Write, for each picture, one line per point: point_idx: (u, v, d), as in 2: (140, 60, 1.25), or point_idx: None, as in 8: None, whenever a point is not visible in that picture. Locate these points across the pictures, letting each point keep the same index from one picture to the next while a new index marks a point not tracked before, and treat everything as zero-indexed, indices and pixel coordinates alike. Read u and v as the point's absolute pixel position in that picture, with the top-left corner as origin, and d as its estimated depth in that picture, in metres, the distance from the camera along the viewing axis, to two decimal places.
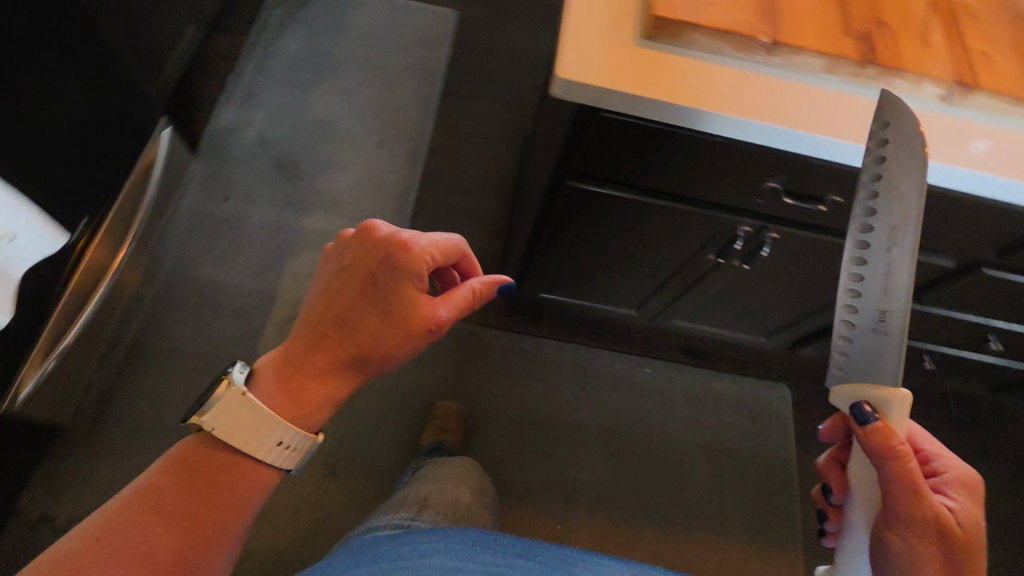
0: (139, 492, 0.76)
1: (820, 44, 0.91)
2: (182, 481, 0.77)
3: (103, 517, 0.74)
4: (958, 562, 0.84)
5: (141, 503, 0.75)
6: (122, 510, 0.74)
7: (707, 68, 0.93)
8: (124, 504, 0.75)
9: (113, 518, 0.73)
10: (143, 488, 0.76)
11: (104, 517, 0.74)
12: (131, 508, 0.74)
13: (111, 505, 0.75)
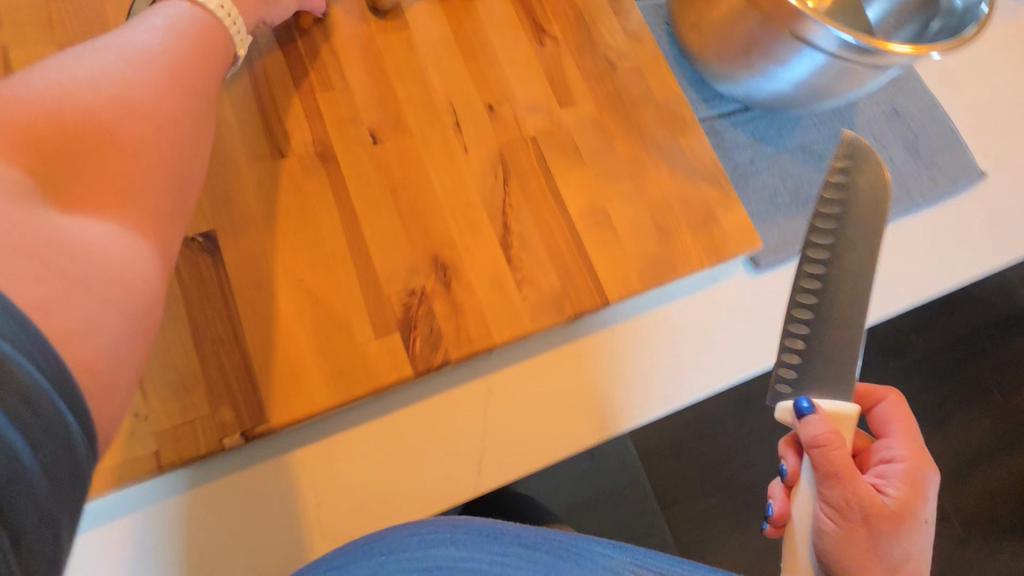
0: (191, 54, 0.43)
1: (349, 336, 0.50)
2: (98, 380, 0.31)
3: (171, 41, 0.42)
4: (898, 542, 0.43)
5: (200, 49, 0.44)
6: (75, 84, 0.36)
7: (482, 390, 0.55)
8: (177, 23, 0.43)
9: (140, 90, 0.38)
10: (182, 32, 0.43)
11: (141, 70, 0.39)
12: (157, 77, 0.39)
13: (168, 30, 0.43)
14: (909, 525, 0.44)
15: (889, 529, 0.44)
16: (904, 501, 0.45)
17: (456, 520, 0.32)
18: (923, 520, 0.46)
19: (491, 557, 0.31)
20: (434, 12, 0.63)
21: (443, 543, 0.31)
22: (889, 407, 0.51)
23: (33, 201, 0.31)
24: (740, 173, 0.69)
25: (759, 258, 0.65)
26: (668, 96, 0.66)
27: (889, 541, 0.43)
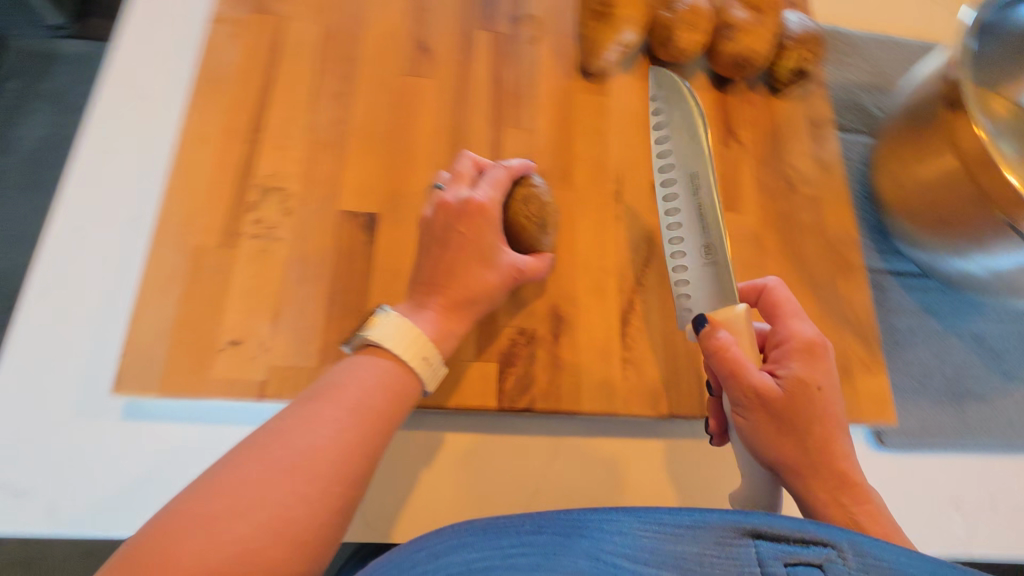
0: (369, 425, 0.42)
1: (453, 348, 0.53)
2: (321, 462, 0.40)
3: (348, 413, 0.41)
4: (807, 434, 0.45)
5: (383, 407, 0.43)
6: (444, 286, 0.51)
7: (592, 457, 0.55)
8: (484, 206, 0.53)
9: (308, 471, 0.38)
10: (362, 395, 0.43)
11: (322, 446, 0.39)
12: (340, 450, 0.39)
13: (349, 393, 0.43)
14: (805, 398, 0.45)
15: (788, 409, 0.45)
16: (804, 376, 0.46)
17: (461, 530, 0.39)
18: (821, 389, 0.46)
19: (500, 548, 0.36)
20: (635, 86, 0.66)
21: (453, 551, 0.37)
22: (774, 293, 0.51)
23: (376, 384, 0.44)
24: (893, 339, 0.64)
25: (886, 435, 0.59)
26: (840, 235, 0.64)
27: (798, 421, 0.45)
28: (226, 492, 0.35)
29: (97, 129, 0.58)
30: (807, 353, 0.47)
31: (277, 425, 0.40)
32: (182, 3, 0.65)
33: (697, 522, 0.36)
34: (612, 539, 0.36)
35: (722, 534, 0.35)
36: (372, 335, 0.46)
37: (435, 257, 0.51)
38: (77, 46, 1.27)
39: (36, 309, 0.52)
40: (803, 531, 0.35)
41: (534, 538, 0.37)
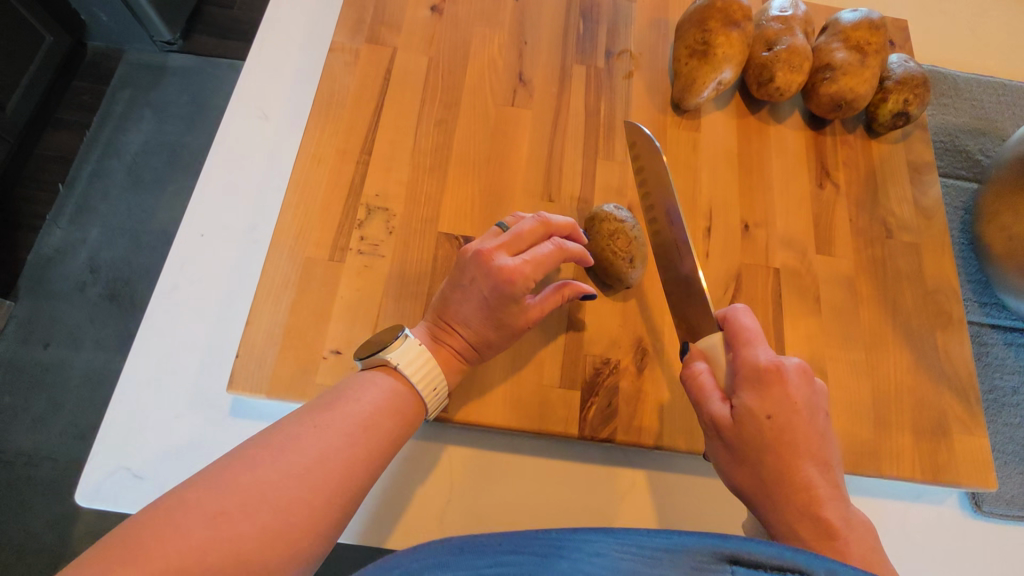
0: (378, 446, 0.41)
1: (539, 373, 0.54)
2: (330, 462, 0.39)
3: (356, 430, 0.40)
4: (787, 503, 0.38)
5: (392, 428, 0.43)
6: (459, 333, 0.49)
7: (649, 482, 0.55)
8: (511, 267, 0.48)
9: (316, 482, 0.37)
10: (373, 409, 0.42)
11: (333, 461, 0.38)
12: (345, 467, 0.39)
13: (360, 411, 0.42)
14: (750, 441, 0.40)
15: (743, 443, 0.40)
16: (754, 406, 0.40)
17: (432, 547, 0.27)
18: (770, 418, 0.39)
19: (477, 572, 0.25)
20: (728, 123, 0.66)
21: (425, 573, 0.25)
22: (732, 319, 0.43)
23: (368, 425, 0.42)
24: (996, 397, 0.62)
25: (983, 500, 0.56)
26: (939, 284, 0.61)
27: (753, 458, 0.40)
28: (242, 492, 0.35)
29: (223, 145, 0.64)
30: (782, 406, 0.39)
31: (284, 436, 0.38)
32: (300, 31, 0.70)
33: (673, 544, 0.27)
34: (589, 559, 0.26)
35: (697, 558, 0.26)
36: (391, 358, 0.45)
37: (460, 303, 0.49)
38: (183, 60, 1.38)
39: (164, 308, 0.58)
40: (779, 556, 0.26)
41: (516, 559, 0.26)
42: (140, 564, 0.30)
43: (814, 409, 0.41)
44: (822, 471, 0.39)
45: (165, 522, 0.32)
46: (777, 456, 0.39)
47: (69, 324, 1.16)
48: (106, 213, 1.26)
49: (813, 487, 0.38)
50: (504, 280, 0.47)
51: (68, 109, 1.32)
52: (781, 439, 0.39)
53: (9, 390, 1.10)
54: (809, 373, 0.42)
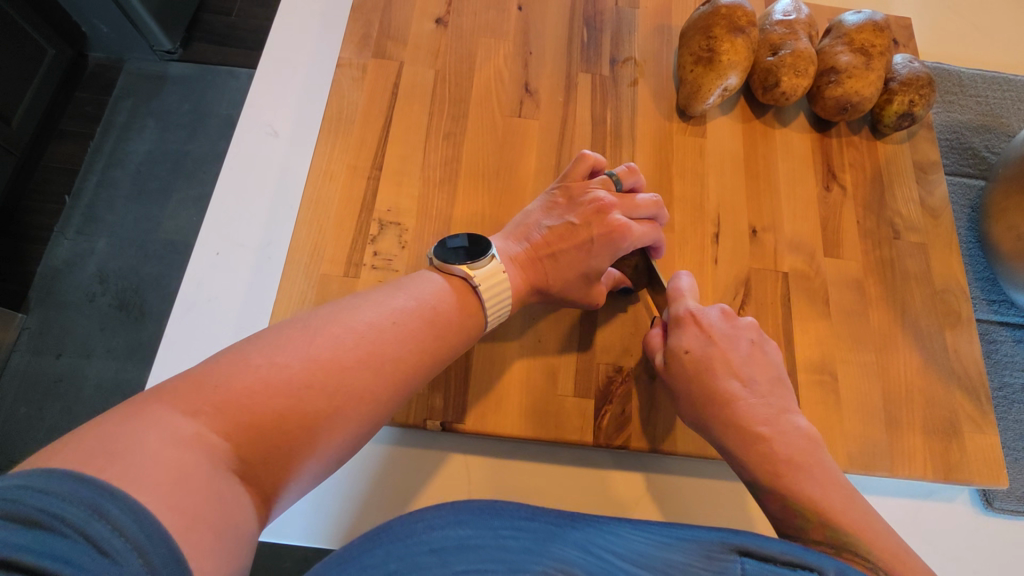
0: (440, 349, 0.43)
1: (554, 379, 0.55)
2: (399, 341, 0.40)
3: (424, 329, 0.42)
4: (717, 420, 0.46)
5: (455, 335, 0.44)
6: (564, 282, 0.52)
7: (658, 478, 0.56)
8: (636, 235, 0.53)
9: (387, 374, 0.39)
10: (442, 316, 0.44)
11: (402, 356, 0.40)
12: (407, 366, 0.40)
13: (422, 309, 0.43)
14: (681, 371, 0.48)
15: (676, 377, 0.48)
16: (675, 344, 0.49)
17: (456, 507, 0.32)
18: (688, 351, 0.48)
19: (495, 531, 0.30)
20: (734, 127, 0.67)
21: (449, 526, 0.30)
22: (670, 282, 0.53)
23: (447, 332, 0.44)
24: (1007, 394, 0.63)
25: (994, 497, 0.57)
26: (947, 283, 0.62)
27: (685, 391, 0.48)
28: (324, 365, 0.36)
29: (235, 163, 0.65)
30: (699, 337, 0.49)
31: (361, 320, 0.39)
32: (307, 46, 0.71)
33: (687, 534, 0.33)
34: (605, 538, 0.32)
35: (709, 547, 0.31)
36: (473, 276, 0.46)
37: (560, 239, 0.52)
38: (182, 69, 1.38)
39: (182, 328, 0.59)
40: (789, 552, 0.31)
41: (528, 524, 0.32)
42: (223, 412, 0.32)
43: (735, 340, 0.49)
44: (746, 387, 0.47)
45: (243, 374, 0.33)
46: (700, 381, 0.47)
47: (80, 334, 1.17)
48: (113, 223, 1.27)
49: (735, 399, 0.46)
50: (617, 233, 0.52)
51: (71, 120, 1.33)
52: (701, 367, 0.47)
53: (23, 401, 1.12)
54: (730, 315, 0.50)
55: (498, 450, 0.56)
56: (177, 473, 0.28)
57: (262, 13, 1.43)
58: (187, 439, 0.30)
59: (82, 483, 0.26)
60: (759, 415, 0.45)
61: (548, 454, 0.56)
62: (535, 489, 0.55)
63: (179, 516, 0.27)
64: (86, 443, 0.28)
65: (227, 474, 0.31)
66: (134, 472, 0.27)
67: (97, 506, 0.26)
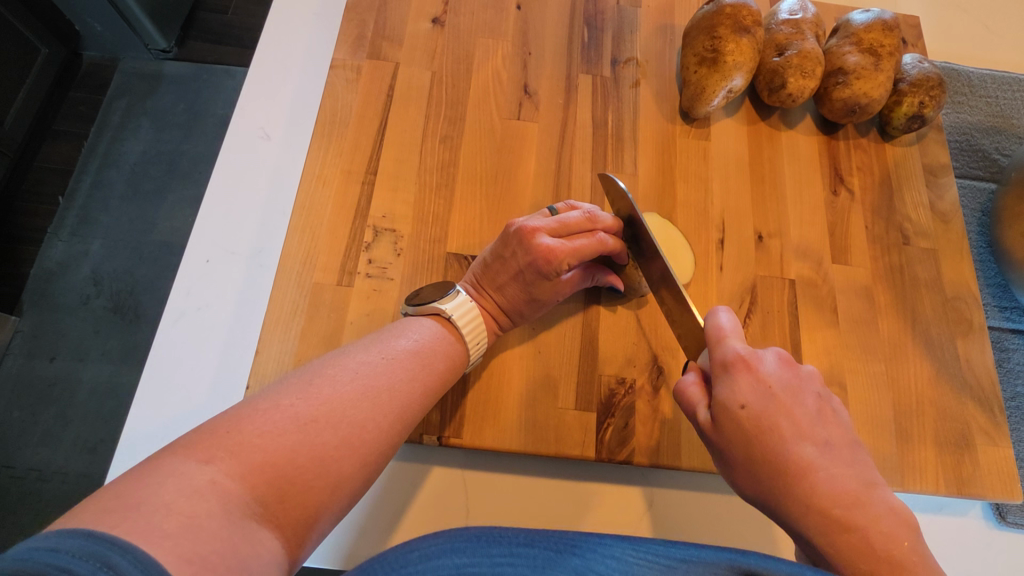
0: (432, 382, 0.43)
1: (555, 391, 0.54)
2: (396, 372, 0.40)
3: (414, 366, 0.42)
4: (794, 501, 0.35)
5: (443, 369, 0.45)
6: (520, 310, 0.52)
7: (666, 493, 0.54)
8: (557, 252, 0.48)
9: (387, 406, 0.38)
10: (427, 347, 0.44)
11: (399, 388, 0.39)
12: (407, 396, 0.40)
13: (412, 344, 0.44)
14: (736, 436, 0.38)
15: (730, 440, 0.38)
16: (726, 400, 0.39)
17: (452, 533, 0.30)
18: (745, 408, 0.38)
19: (492, 558, 0.29)
20: (739, 129, 0.65)
21: (444, 553, 0.29)
22: (709, 318, 0.43)
23: (436, 368, 0.44)
24: (1019, 404, 0.61)
25: (1007, 511, 0.56)
26: (958, 291, 0.60)
27: (744, 455, 0.38)
28: (328, 402, 0.35)
29: (225, 166, 0.63)
30: (754, 390, 0.38)
31: (355, 361, 0.40)
32: (301, 47, 0.69)
33: (690, 554, 0.30)
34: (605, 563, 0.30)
35: (712, 568, 0.29)
36: (445, 309, 0.47)
37: (495, 271, 0.51)
38: (177, 68, 1.36)
39: (171, 338, 0.57)
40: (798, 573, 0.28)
41: (526, 551, 0.30)
42: (241, 453, 0.30)
43: (798, 392, 0.39)
44: (822, 451, 0.36)
45: (254, 418, 0.32)
46: (762, 445, 0.37)
47: (74, 337, 1.15)
48: (108, 224, 1.25)
49: (811, 470, 0.35)
50: (541, 261, 0.48)
51: (65, 121, 1.31)
52: (762, 427, 0.37)
53: (17, 405, 1.10)
54: (788, 359, 0.40)
55: (499, 465, 0.54)
56: (191, 524, 0.26)
57: (257, 11, 1.41)
58: (203, 488, 0.27)
59: (91, 539, 0.23)
60: (845, 492, 0.35)
61: (551, 468, 0.54)
62: (537, 505, 0.53)
63: (188, 565, 0.24)
64: (102, 501, 0.25)
65: (246, 519, 0.28)
66: (146, 525, 0.25)
67: (106, 558, 0.22)
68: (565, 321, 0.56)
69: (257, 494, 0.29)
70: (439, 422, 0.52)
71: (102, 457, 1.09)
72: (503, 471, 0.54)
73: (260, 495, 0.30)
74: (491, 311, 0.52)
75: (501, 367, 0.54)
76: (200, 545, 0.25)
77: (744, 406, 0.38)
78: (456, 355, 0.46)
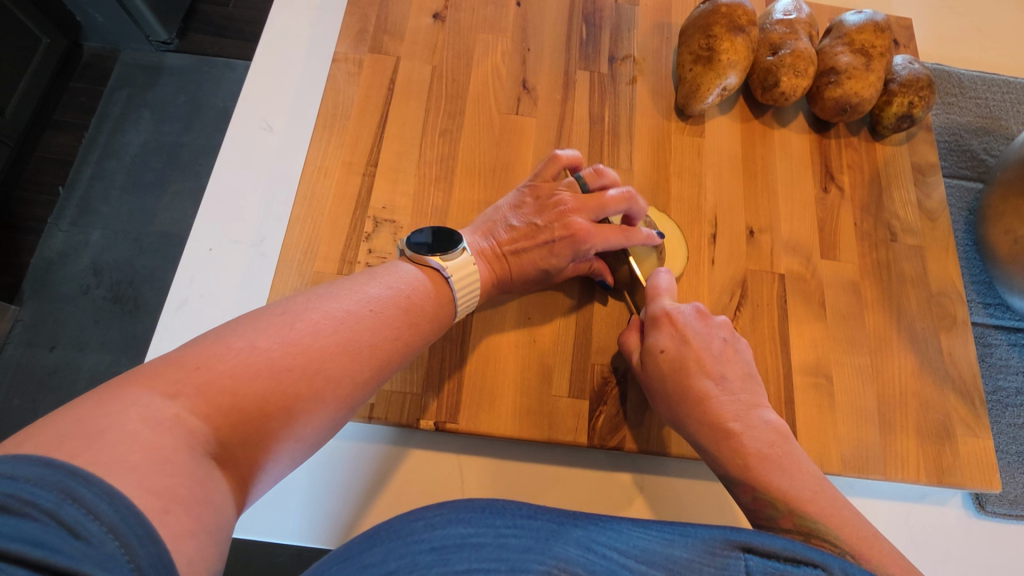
0: (411, 339, 0.43)
1: (547, 377, 0.55)
2: (377, 328, 0.41)
3: (397, 320, 0.42)
4: (695, 421, 0.47)
5: (427, 326, 0.45)
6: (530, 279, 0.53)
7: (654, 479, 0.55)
8: (597, 237, 0.52)
9: (366, 363, 0.39)
10: (414, 304, 0.44)
11: (379, 343, 0.40)
12: (385, 351, 0.41)
13: (401, 302, 0.44)
14: (657, 370, 0.49)
15: (651, 376, 0.50)
16: (653, 345, 0.50)
17: (456, 505, 0.31)
18: (664, 352, 0.49)
19: (495, 529, 0.30)
20: (733, 126, 0.66)
21: (449, 525, 0.30)
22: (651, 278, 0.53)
23: (421, 327, 0.44)
24: (1000, 397, 0.63)
25: (986, 501, 0.57)
26: (943, 287, 0.62)
27: (660, 388, 0.49)
28: (306, 351, 0.36)
29: (228, 156, 0.64)
30: (676, 339, 0.49)
31: (336, 307, 0.40)
32: (305, 39, 0.70)
33: (687, 531, 0.33)
34: (606, 533, 0.32)
35: (711, 543, 0.31)
36: (445, 268, 0.47)
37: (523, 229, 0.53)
38: (179, 60, 1.37)
39: (174, 323, 0.58)
40: (790, 548, 0.31)
41: (528, 523, 0.31)
42: (207, 393, 0.31)
43: (710, 338, 0.50)
44: (718, 385, 0.48)
45: (225, 359, 0.33)
46: (676, 380, 0.48)
47: (74, 326, 1.17)
48: (108, 216, 1.25)
49: (709, 398, 0.47)
50: (579, 237, 0.52)
51: (65, 111, 1.31)
52: (677, 367, 0.48)
53: (17, 392, 1.11)
54: (706, 314, 0.51)
55: (491, 449, 0.55)
56: (156, 455, 0.28)
57: (259, 4, 1.41)
58: (165, 420, 0.29)
59: (50, 467, 0.25)
60: (731, 412, 0.46)
61: (542, 453, 0.56)
62: (529, 489, 0.54)
63: (157, 501, 0.27)
64: (60, 424, 0.27)
65: (207, 459, 0.30)
66: (111, 455, 0.26)
67: (68, 489, 0.25)
68: (558, 310, 0.57)
69: (219, 435, 0.31)
70: (435, 407, 0.54)
71: None
72: (495, 455, 0.55)
73: (222, 436, 0.31)
74: (499, 272, 0.52)
75: (496, 355, 0.56)
76: (163, 469, 0.28)
77: (665, 349, 0.49)
78: (441, 315, 0.46)
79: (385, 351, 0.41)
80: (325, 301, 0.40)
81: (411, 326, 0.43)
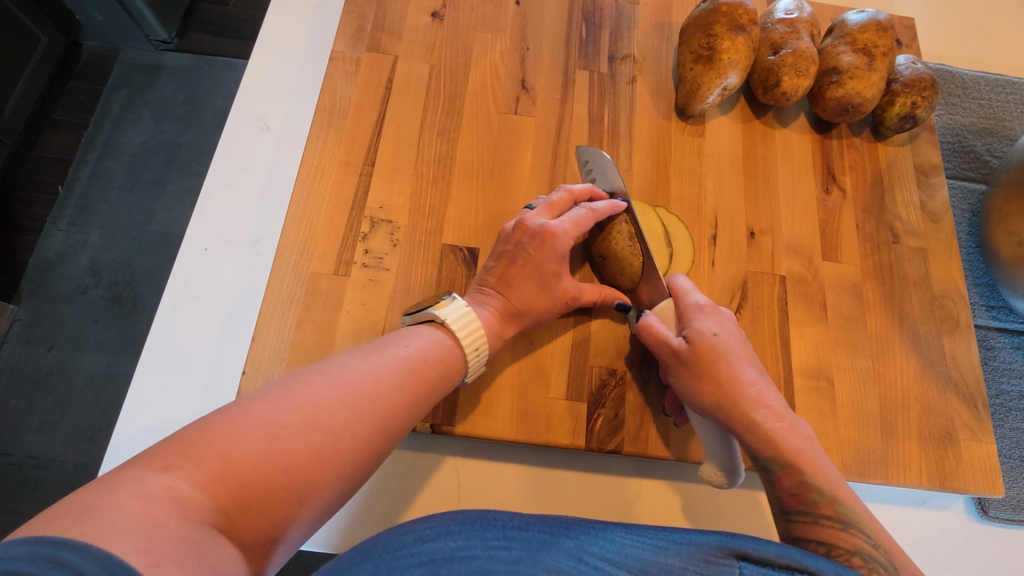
0: (421, 392, 0.42)
1: (545, 381, 0.55)
2: (385, 381, 0.39)
3: (406, 374, 0.41)
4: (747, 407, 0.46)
5: (438, 378, 0.44)
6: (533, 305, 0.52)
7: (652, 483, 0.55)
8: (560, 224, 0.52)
9: (366, 415, 0.37)
10: (427, 359, 0.44)
11: (385, 398, 0.39)
12: (391, 405, 0.39)
13: (414, 360, 0.43)
14: (707, 355, 0.48)
15: (698, 361, 0.48)
16: (702, 330, 0.49)
17: (446, 517, 0.31)
18: (713, 336, 0.48)
19: (486, 541, 0.29)
20: (734, 127, 0.66)
21: (438, 537, 0.29)
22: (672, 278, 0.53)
23: (431, 378, 0.43)
24: (1003, 401, 0.63)
25: (989, 506, 0.57)
26: (945, 289, 0.61)
27: (708, 371, 0.47)
28: (302, 409, 0.34)
29: (224, 155, 0.64)
30: (720, 328, 0.49)
31: (341, 365, 0.39)
32: (302, 38, 0.70)
33: (682, 538, 0.32)
34: (597, 543, 0.31)
35: (706, 550, 0.31)
36: (439, 315, 0.47)
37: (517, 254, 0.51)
38: (178, 59, 1.36)
39: (169, 323, 0.58)
40: (785, 555, 0.30)
41: (519, 534, 0.30)
42: (202, 462, 0.30)
43: (741, 337, 0.51)
44: (759, 374, 0.49)
45: (222, 433, 0.31)
46: (723, 365, 0.47)
47: (73, 325, 1.16)
48: (107, 215, 1.25)
49: (755, 385, 0.47)
50: (547, 234, 0.51)
51: (64, 110, 1.31)
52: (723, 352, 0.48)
53: (14, 393, 1.11)
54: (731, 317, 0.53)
55: (489, 453, 0.55)
56: (147, 524, 0.26)
57: (258, 3, 1.41)
58: (160, 494, 0.28)
59: (39, 544, 0.23)
60: (773, 404, 0.47)
61: (539, 457, 0.55)
62: (526, 494, 0.54)
63: (148, 558, 0.24)
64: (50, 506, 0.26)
65: (199, 521, 0.28)
66: (102, 526, 0.25)
67: (58, 558, 0.23)
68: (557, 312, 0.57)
69: (219, 506, 0.29)
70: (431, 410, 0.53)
71: (99, 446, 1.09)
72: (492, 460, 0.55)
73: (221, 504, 0.29)
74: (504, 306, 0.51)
75: (494, 357, 0.55)
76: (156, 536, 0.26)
77: (712, 334, 0.48)
78: (452, 368, 0.46)
79: (391, 405, 0.39)
80: (330, 362, 0.39)
81: (418, 379, 0.42)
